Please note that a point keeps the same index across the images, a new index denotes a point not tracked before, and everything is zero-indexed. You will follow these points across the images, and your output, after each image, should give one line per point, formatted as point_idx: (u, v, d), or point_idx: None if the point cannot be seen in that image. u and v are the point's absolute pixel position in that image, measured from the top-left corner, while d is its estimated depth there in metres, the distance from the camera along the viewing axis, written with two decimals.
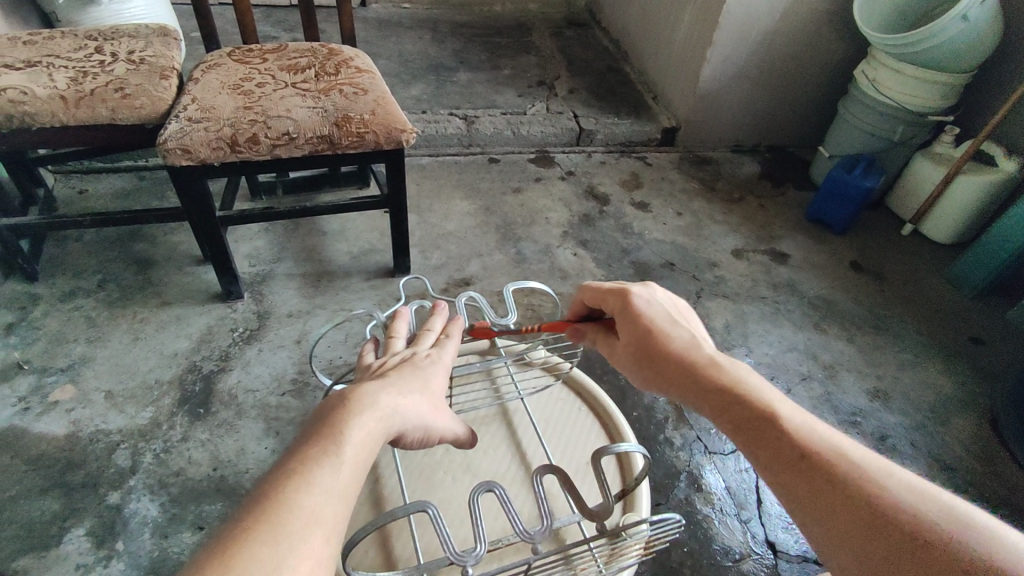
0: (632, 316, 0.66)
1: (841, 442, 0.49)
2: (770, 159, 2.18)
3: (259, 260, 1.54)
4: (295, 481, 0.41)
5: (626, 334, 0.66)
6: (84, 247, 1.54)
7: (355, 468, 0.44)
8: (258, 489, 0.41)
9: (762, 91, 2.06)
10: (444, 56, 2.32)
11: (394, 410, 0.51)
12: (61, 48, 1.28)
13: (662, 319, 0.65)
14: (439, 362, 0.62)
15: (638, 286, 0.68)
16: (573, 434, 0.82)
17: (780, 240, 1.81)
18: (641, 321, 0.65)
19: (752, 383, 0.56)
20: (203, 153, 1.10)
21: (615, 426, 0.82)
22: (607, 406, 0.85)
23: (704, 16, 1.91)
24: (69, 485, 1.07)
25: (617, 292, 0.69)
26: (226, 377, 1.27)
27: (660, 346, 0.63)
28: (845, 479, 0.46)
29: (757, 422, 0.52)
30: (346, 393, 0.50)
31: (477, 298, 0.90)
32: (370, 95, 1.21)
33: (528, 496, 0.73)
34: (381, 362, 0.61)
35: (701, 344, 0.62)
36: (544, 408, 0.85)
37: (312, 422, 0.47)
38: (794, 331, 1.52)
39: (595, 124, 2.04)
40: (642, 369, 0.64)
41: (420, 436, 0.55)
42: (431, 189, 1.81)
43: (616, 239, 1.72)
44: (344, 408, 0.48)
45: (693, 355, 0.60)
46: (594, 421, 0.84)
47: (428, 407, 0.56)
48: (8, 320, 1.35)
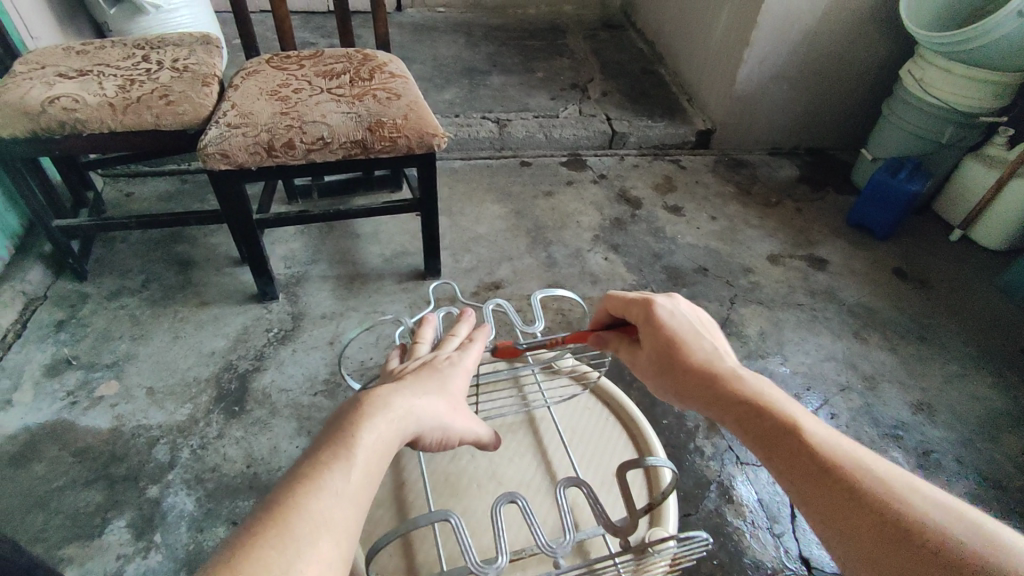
0: (654, 327, 0.65)
1: (862, 455, 0.48)
2: (809, 162, 2.12)
3: (295, 262, 1.58)
4: (306, 486, 0.42)
5: (649, 344, 0.65)
6: (129, 248, 1.60)
7: (366, 472, 0.45)
8: (272, 492, 0.42)
9: (801, 93, 2.01)
10: (477, 60, 2.33)
11: (407, 413, 0.51)
12: (111, 57, 1.33)
13: (684, 331, 0.64)
14: (460, 365, 0.62)
15: (660, 296, 0.67)
16: (600, 444, 0.81)
17: (819, 245, 1.76)
18: (664, 332, 0.64)
19: (772, 395, 0.54)
20: (241, 157, 1.13)
21: (643, 437, 0.81)
22: (636, 416, 0.84)
23: (742, 16, 1.87)
24: (111, 478, 1.11)
25: (639, 302, 0.67)
26: (261, 376, 1.30)
27: (683, 357, 0.61)
28: (867, 492, 0.44)
29: (779, 434, 0.51)
30: (360, 396, 0.50)
31: (505, 306, 0.87)
32: (403, 100, 1.22)
33: (552, 508, 0.73)
34: (403, 367, 0.62)
35: (722, 357, 0.60)
36: (571, 416, 0.84)
37: (327, 426, 0.48)
38: (832, 340, 1.47)
39: (628, 126, 2.02)
40: (664, 380, 0.63)
41: (439, 438, 0.55)
42: (462, 192, 1.82)
43: (648, 244, 1.70)
44: (357, 411, 0.48)
45: (714, 367, 0.59)
46: (622, 432, 0.82)
47: (445, 407, 0.56)
48: (58, 317, 1.41)
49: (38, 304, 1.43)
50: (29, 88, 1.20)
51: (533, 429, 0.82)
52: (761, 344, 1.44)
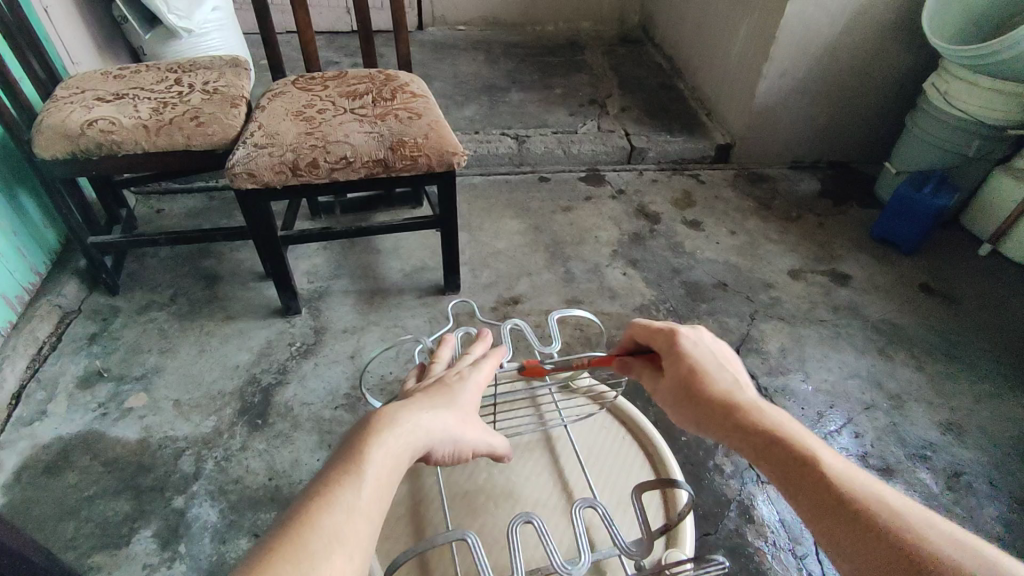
0: (679, 355, 0.64)
1: (886, 494, 0.47)
2: (831, 176, 2.10)
3: (317, 277, 1.61)
4: (319, 502, 0.44)
5: (670, 373, 0.64)
6: (159, 263, 1.65)
7: (376, 485, 0.46)
8: (286, 511, 0.44)
9: (822, 106, 2.00)
10: (497, 76, 2.37)
11: (416, 428, 0.52)
12: (146, 81, 1.39)
13: (706, 361, 0.63)
14: (474, 381, 0.63)
15: (685, 327, 0.66)
16: (616, 464, 0.81)
17: (841, 260, 1.74)
18: (689, 361, 0.63)
19: (794, 429, 0.54)
20: (268, 176, 1.17)
21: (660, 458, 0.81)
22: (653, 437, 0.83)
23: (761, 31, 1.87)
24: (139, 488, 1.14)
25: (663, 331, 0.67)
26: (283, 390, 1.33)
27: (705, 386, 0.61)
28: (892, 533, 0.44)
29: (800, 467, 0.50)
30: (370, 414, 0.52)
31: (522, 325, 0.89)
32: (424, 120, 1.25)
33: (568, 528, 0.73)
34: (417, 385, 0.63)
35: (742, 389, 0.60)
36: (587, 435, 0.85)
37: (339, 444, 0.50)
38: (856, 357, 1.45)
39: (647, 141, 2.03)
40: (684, 409, 0.62)
41: (450, 451, 0.57)
42: (482, 207, 1.84)
43: (666, 259, 1.70)
44: (368, 428, 0.50)
45: (734, 399, 0.58)
46: (638, 452, 0.82)
47: (455, 421, 0.57)
48: (91, 330, 1.46)
49: (72, 318, 1.48)
50: (69, 111, 1.26)
51: (549, 448, 0.83)
52: (782, 361, 1.42)
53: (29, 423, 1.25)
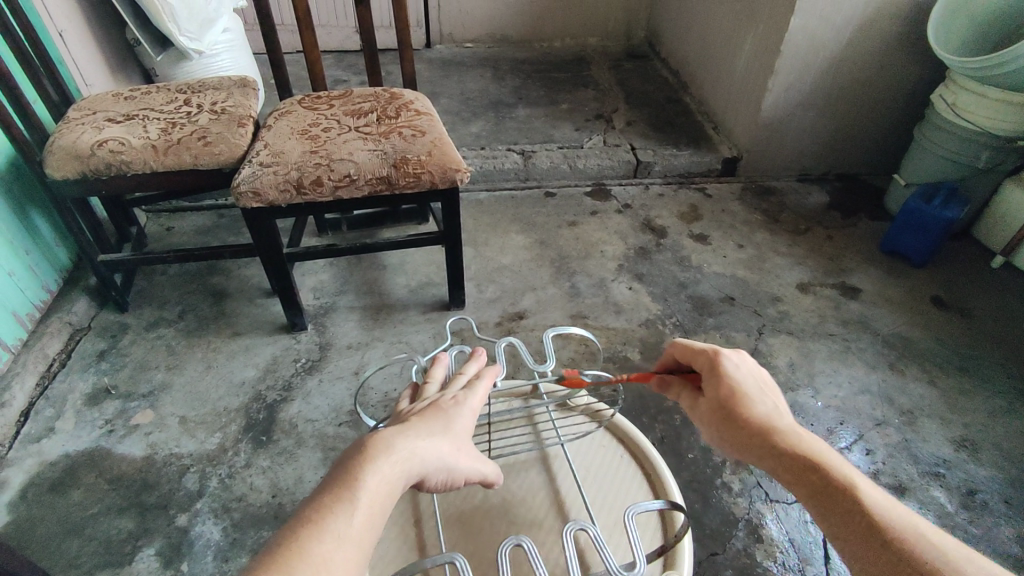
0: (719, 377, 0.64)
1: (922, 527, 0.47)
2: (840, 188, 2.08)
3: (323, 293, 1.62)
4: (311, 528, 0.43)
5: (711, 394, 0.64)
6: (168, 280, 1.67)
7: (368, 514, 0.46)
8: (277, 536, 0.43)
9: (829, 119, 1.98)
10: (503, 93, 2.38)
11: (411, 454, 0.52)
12: (156, 102, 1.42)
13: (748, 385, 0.63)
14: (467, 405, 0.63)
15: (730, 351, 0.67)
16: (613, 483, 0.80)
17: (850, 273, 1.72)
18: (728, 382, 0.63)
19: (831, 456, 0.54)
20: (272, 195, 1.18)
21: (659, 477, 0.79)
22: (652, 455, 0.82)
23: (766, 45, 1.87)
24: (143, 505, 1.15)
25: (707, 353, 0.67)
26: (288, 407, 1.33)
27: (743, 408, 0.61)
28: (926, 564, 0.44)
29: (834, 492, 0.51)
30: (366, 437, 0.51)
31: (518, 343, 0.88)
32: (428, 137, 1.26)
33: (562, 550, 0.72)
34: (411, 408, 0.63)
35: (781, 414, 0.60)
36: (585, 454, 0.84)
37: (334, 467, 0.49)
38: (866, 372, 1.42)
39: (653, 156, 2.03)
40: (718, 428, 0.62)
41: (443, 478, 0.56)
42: (487, 223, 1.85)
43: (673, 273, 1.69)
44: (363, 453, 0.49)
45: (772, 422, 0.59)
46: (637, 471, 0.81)
47: (449, 448, 0.57)
48: (99, 347, 1.47)
49: (81, 335, 1.50)
50: (80, 133, 1.28)
51: (547, 466, 0.82)
52: (791, 376, 1.40)
53: (37, 440, 1.26)
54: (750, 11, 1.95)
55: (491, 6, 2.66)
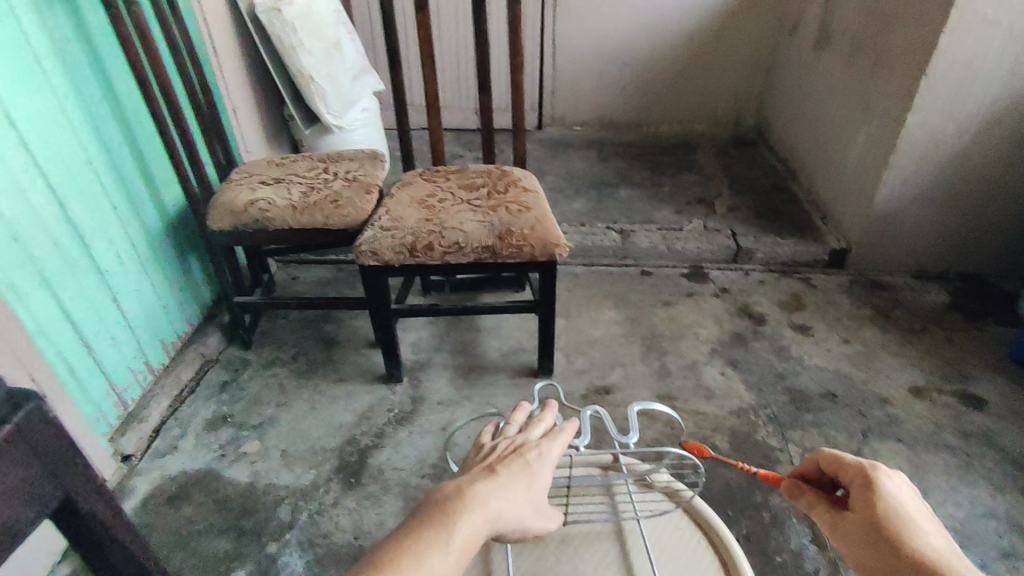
0: (874, 494, 0.65)
1: None
2: (965, 289, 1.94)
3: (421, 349, 1.72)
4: (411, 556, 0.49)
5: (859, 513, 0.65)
6: (288, 324, 1.85)
7: (460, 557, 0.50)
8: (380, 555, 0.49)
9: (952, 216, 1.88)
10: (607, 174, 2.49)
11: (498, 513, 0.56)
12: (300, 168, 1.63)
13: (900, 505, 0.65)
14: (545, 454, 0.66)
15: (884, 467, 0.68)
16: (687, 569, 0.79)
17: (974, 381, 1.58)
18: (884, 501, 0.65)
19: None
20: (388, 256, 1.31)
21: (735, 567, 0.78)
22: (729, 544, 0.80)
23: (880, 139, 1.84)
24: (241, 529, 1.24)
25: (858, 468, 0.69)
26: (378, 453, 1.41)
27: (893, 533, 0.62)
28: None
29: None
30: (462, 487, 0.57)
31: (602, 413, 0.90)
32: (532, 212, 1.35)
33: None
34: (492, 446, 0.68)
35: (937, 544, 0.61)
36: (662, 533, 0.83)
37: (430, 505, 0.55)
38: (991, 494, 1.28)
39: (754, 242, 2.01)
40: (865, 547, 0.63)
41: (517, 533, 0.60)
42: (581, 296, 1.90)
43: (770, 362, 1.63)
44: (458, 503, 0.55)
45: (927, 550, 0.60)
46: (712, 559, 0.79)
47: (529, 507, 0.61)
48: (224, 378, 1.64)
49: (210, 365, 1.68)
50: (237, 191, 1.50)
51: (621, 541, 0.82)
52: None
53: (162, 455, 1.42)
54: (864, 105, 1.93)
55: (603, 93, 2.82)
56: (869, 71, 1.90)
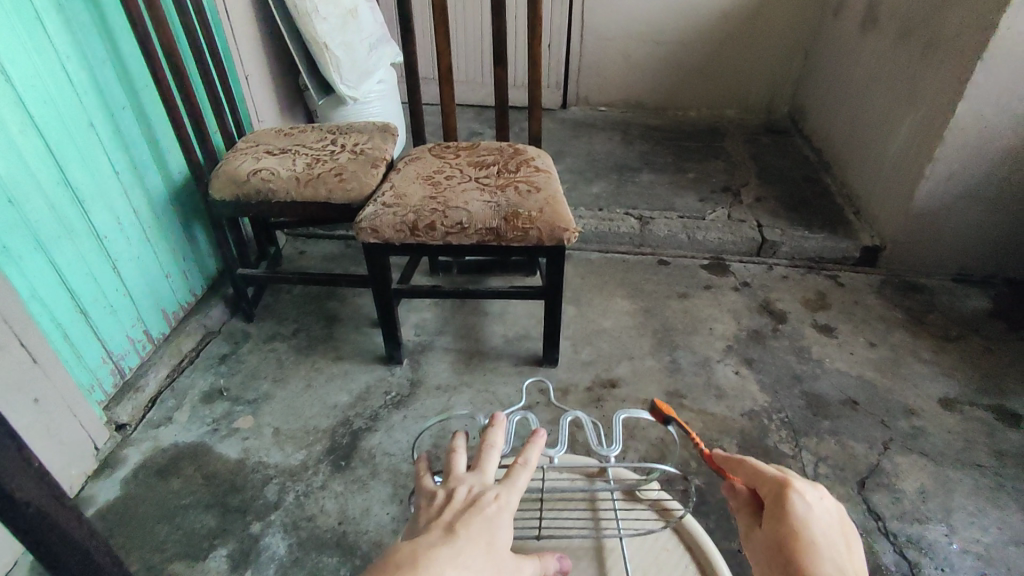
0: (781, 510, 0.59)
1: None
2: (1007, 295, 1.79)
3: (424, 330, 1.67)
4: None
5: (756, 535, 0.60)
6: (291, 298, 1.80)
7: None
8: None
9: (1000, 216, 1.73)
10: (630, 157, 2.39)
11: None
12: (308, 139, 1.57)
13: (804, 517, 0.57)
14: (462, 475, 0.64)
15: (793, 482, 0.61)
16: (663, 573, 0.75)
17: (1008, 395, 1.47)
18: (788, 515, 0.58)
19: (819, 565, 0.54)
20: (388, 233, 1.26)
21: None
22: (716, 563, 0.75)
23: (924, 131, 1.69)
24: (227, 505, 1.22)
25: (776, 482, 0.62)
26: (371, 437, 1.37)
27: (813, 516, 0.58)
28: None
29: None
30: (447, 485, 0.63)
31: (583, 418, 0.87)
32: (542, 194, 1.29)
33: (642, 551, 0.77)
34: None
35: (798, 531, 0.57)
36: (640, 553, 0.77)
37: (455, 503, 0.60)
38: (1020, 519, 1.20)
39: (781, 235, 1.91)
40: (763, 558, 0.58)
41: None
42: (594, 284, 1.84)
43: (788, 363, 1.56)
44: (476, 506, 0.59)
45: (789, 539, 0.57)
46: (692, 561, 0.76)
47: None
48: (223, 350, 1.61)
49: (212, 336, 1.65)
50: (242, 160, 1.45)
51: (600, 559, 0.77)
52: (919, 506, 1.22)
53: (156, 426, 1.39)
54: (908, 94, 1.78)
55: (629, 75, 2.71)
56: (915, 57, 1.75)
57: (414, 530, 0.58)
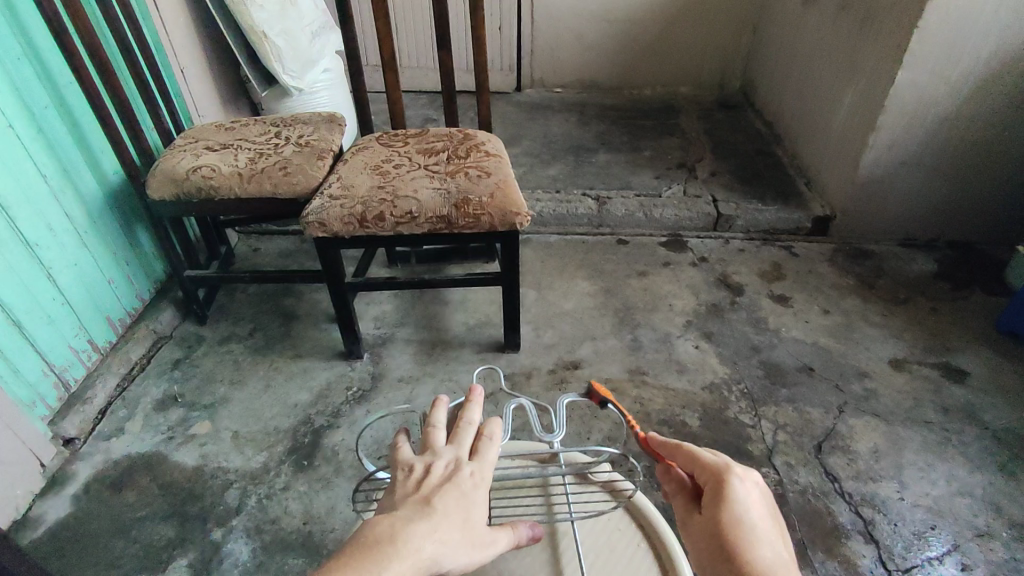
0: (720, 497, 0.59)
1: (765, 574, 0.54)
2: (951, 257, 1.85)
3: (384, 323, 1.64)
4: None
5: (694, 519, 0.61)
6: (245, 297, 1.75)
7: None
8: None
9: (942, 181, 1.77)
10: (586, 138, 2.38)
11: None
12: (251, 132, 1.51)
13: (744, 506, 0.59)
14: (438, 444, 0.61)
15: (733, 469, 0.61)
16: (613, 552, 0.77)
17: (953, 352, 1.52)
18: (728, 502, 0.59)
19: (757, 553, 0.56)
20: (336, 226, 1.23)
21: (667, 552, 0.75)
22: (666, 536, 0.77)
23: (866, 101, 1.72)
24: (186, 514, 1.19)
25: (715, 468, 0.62)
26: (333, 434, 1.35)
27: (751, 501, 0.59)
28: None
29: None
30: (423, 454, 0.60)
31: (526, 405, 0.84)
32: (492, 179, 1.27)
33: (593, 532, 0.79)
34: None
35: (738, 519, 0.58)
36: (593, 535, 0.79)
37: (432, 474, 0.57)
38: (967, 471, 1.25)
39: (736, 209, 1.94)
40: (700, 544, 0.59)
41: None
42: (554, 267, 1.83)
43: (746, 335, 1.58)
44: (453, 479, 0.56)
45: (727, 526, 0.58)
46: (643, 538, 0.78)
47: None
48: (176, 355, 1.56)
49: (163, 342, 1.59)
50: (181, 158, 1.40)
51: (554, 542, 0.78)
52: (873, 466, 1.26)
53: (107, 438, 1.34)
54: (850, 65, 1.81)
55: (582, 56, 2.70)
56: (856, 27, 1.78)
57: (388, 501, 0.55)
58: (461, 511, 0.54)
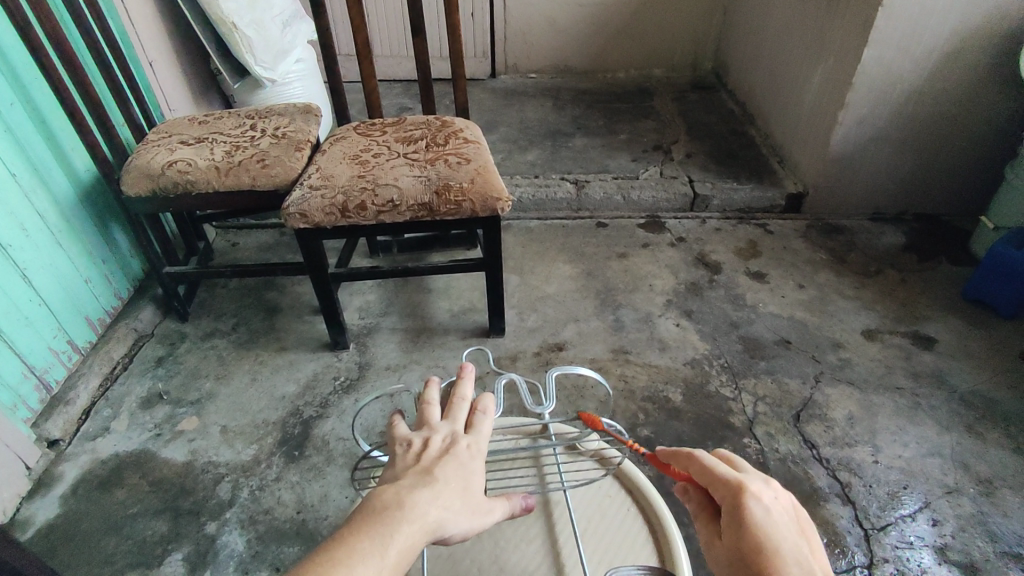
0: (738, 519, 0.55)
1: None
2: (918, 229, 1.90)
3: (368, 313, 1.65)
4: None
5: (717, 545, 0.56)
6: (227, 292, 1.74)
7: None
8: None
9: (908, 156, 1.83)
10: (562, 122, 2.39)
11: None
12: (225, 125, 1.49)
13: (766, 525, 0.54)
14: (434, 420, 0.63)
15: (747, 484, 0.57)
16: (605, 516, 0.80)
17: (922, 321, 1.58)
18: (747, 524, 0.54)
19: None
20: (318, 217, 1.23)
21: (656, 514, 0.78)
22: (655, 501, 0.80)
23: (835, 79, 1.76)
24: (178, 509, 1.19)
25: (729, 486, 0.58)
26: (322, 424, 1.35)
27: (772, 519, 0.55)
28: None
29: None
30: (420, 431, 0.62)
31: (517, 381, 0.86)
32: (471, 165, 1.28)
33: (585, 499, 0.82)
34: None
35: (761, 541, 0.53)
36: (585, 502, 0.82)
37: (430, 448, 0.59)
38: (937, 433, 1.31)
39: (711, 189, 1.97)
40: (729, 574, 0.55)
41: None
42: (535, 252, 1.85)
43: (724, 311, 1.62)
44: (451, 451, 0.58)
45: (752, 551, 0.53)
46: (632, 503, 0.81)
47: None
48: (159, 353, 1.55)
49: (144, 340, 1.58)
50: (155, 153, 1.38)
51: (548, 512, 0.81)
52: (848, 431, 1.31)
53: (93, 438, 1.34)
54: (819, 44, 1.84)
55: (556, 40, 2.70)
56: (823, 6, 1.81)
57: (388, 473, 0.57)
58: (461, 480, 0.56)
